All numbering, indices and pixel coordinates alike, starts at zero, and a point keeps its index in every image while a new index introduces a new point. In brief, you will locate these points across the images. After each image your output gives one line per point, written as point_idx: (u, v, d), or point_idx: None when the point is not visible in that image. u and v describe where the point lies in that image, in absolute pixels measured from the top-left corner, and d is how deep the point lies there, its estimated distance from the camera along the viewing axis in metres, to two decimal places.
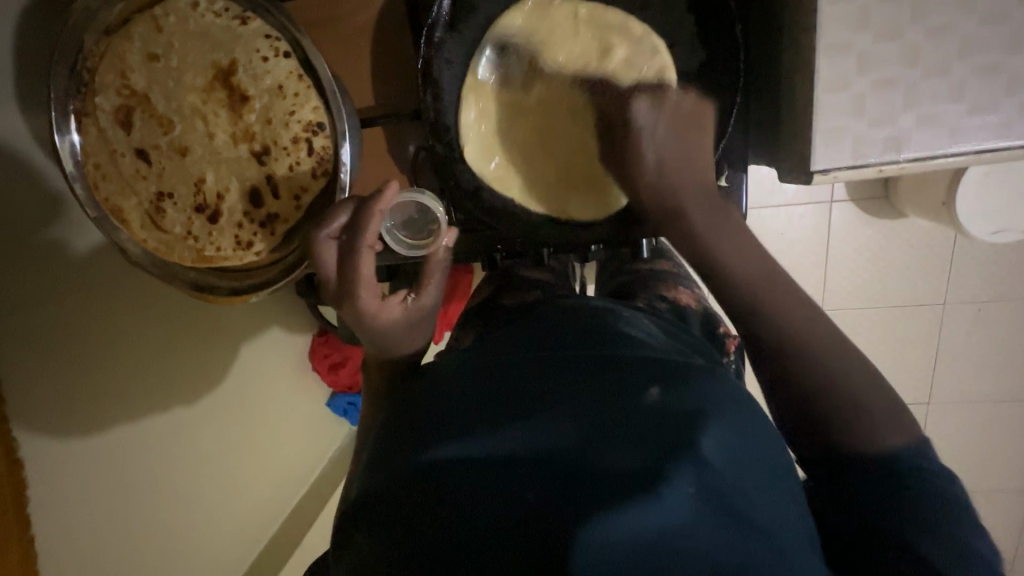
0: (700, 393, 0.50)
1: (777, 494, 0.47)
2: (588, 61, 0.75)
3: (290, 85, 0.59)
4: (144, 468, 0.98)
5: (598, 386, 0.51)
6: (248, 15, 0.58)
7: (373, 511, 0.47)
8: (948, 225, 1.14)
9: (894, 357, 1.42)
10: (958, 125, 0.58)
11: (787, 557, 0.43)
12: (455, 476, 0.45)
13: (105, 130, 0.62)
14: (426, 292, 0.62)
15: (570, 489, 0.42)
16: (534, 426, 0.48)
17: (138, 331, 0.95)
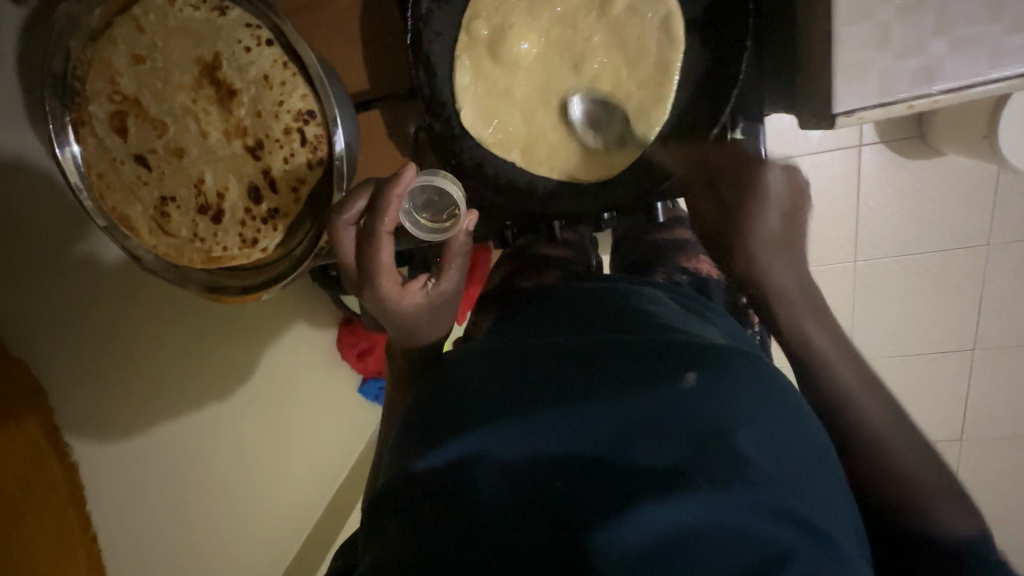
0: (737, 376, 0.47)
1: (819, 476, 0.44)
2: (586, 14, 0.71)
3: (276, 74, 0.57)
4: (191, 467, 1.01)
5: (629, 369, 0.48)
6: (226, 5, 0.57)
7: (394, 508, 0.47)
8: (991, 160, 1.05)
9: (933, 305, 1.36)
10: (998, 46, 0.52)
11: (835, 550, 0.39)
12: (479, 473, 0.44)
13: (103, 139, 0.62)
14: (447, 277, 0.60)
15: (599, 480, 0.41)
16: (563, 413, 0.46)
17: (165, 333, 0.95)
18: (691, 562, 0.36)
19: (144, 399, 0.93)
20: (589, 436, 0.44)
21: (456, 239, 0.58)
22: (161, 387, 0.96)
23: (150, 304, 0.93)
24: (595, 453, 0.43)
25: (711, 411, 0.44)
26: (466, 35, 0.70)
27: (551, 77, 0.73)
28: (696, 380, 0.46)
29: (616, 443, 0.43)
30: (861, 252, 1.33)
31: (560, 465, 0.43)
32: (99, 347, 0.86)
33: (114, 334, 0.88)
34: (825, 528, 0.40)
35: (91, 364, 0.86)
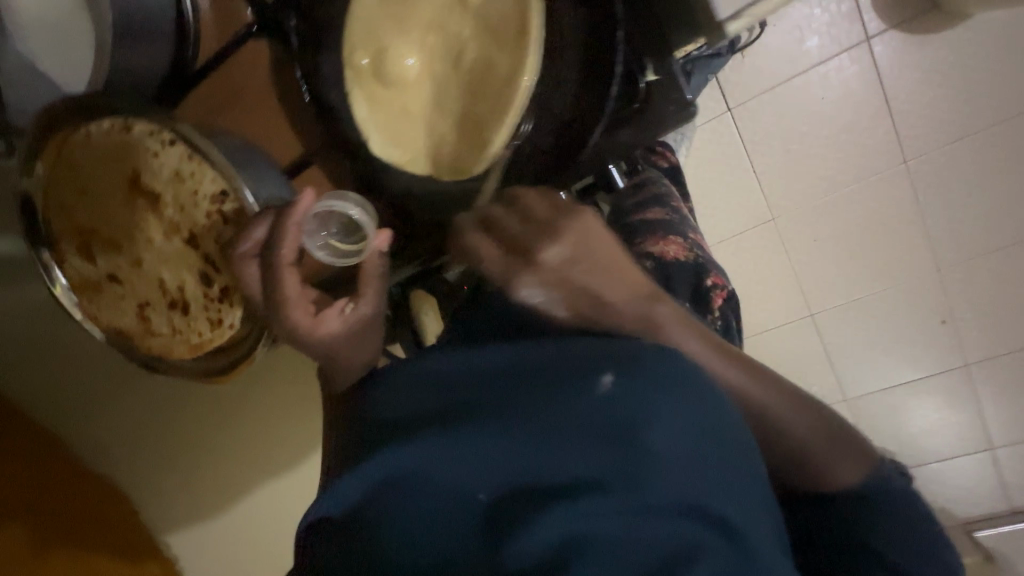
0: (654, 374, 0.48)
1: (734, 466, 0.47)
2: (451, 15, 0.77)
3: (185, 167, 0.62)
4: (254, 525, 1.13)
5: (548, 381, 0.50)
6: (129, 120, 0.62)
7: (322, 532, 0.48)
8: (858, 83, 1.72)
9: (870, 197, 1.81)
10: None
11: (737, 530, 0.44)
12: (411, 488, 0.47)
13: (79, 267, 0.69)
14: (365, 299, 0.61)
15: (519, 495, 0.45)
16: (484, 432, 0.48)
17: (204, 421, 1.05)
18: (598, 556, 0.41)
19: (202, 480, 1.07)
20: (506, 458, 0.47)
21: (369, 261, 0.60)
22: (221, 471, 1.08)
23: (182, 401, 1.03)
24: (518, 464, 0.46)
25: (630, 415, 0.46)
26: (349, 70, 0.77)
27: (441, 83, 0.79)
28: (612, 382, 0.48)
29: (539, 452, 0.46)
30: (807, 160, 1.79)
31: (484, 476, 0.47)
32: (154, 446, 1.02)
33: (161, 434, 1.02)
34: (732, 516, 0.45)
35: (154, 462, 1.03)
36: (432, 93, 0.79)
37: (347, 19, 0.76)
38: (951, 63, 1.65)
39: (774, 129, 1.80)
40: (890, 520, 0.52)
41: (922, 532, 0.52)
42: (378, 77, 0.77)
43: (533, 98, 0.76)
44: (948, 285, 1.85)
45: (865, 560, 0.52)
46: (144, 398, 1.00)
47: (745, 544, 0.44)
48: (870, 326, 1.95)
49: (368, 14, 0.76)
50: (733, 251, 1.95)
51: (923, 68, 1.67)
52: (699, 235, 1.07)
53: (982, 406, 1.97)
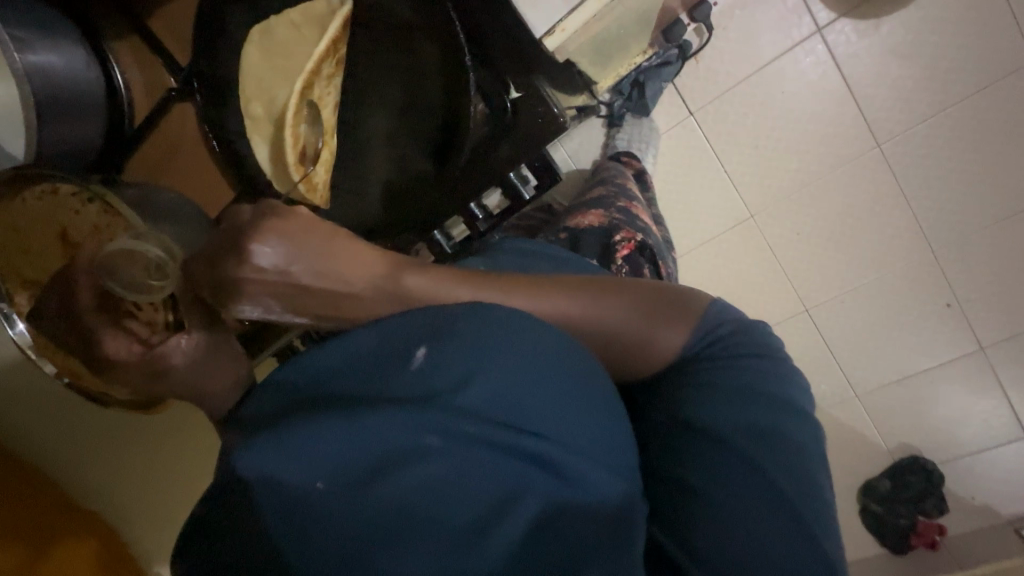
0: (469, 338, 0.48)
1: (571, 410, 0.49)
2: None
3: (104, 219, 0.70)
4: None
5: (377, 357, 0.48)
6: (55, 184, 0.71)
7: (189, 550, 0.46)
8: (817, 71, 1.69)
9: (842, 181, 1.77)
10: None
11: (573, 466, 0.47)
12: (255, 495, 0.43)
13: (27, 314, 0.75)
14: (194, 326, 0.61)
15: (366, 475, 0.44)
16: (322, 419, 0.44)
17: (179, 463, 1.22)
18: (445, 505, 0.44)
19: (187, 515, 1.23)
20: (347, 441, 0.44)
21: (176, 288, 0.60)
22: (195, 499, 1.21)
23: (142, 454, 1.19)
24: (355, 446, 0.44)
25: (457, 375, 0.47)
26: (248, 119, 0.84)
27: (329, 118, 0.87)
28: (425, 356, 0.47)
29: (374, 428, 0.44)
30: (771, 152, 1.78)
31: (325, 467, 0.44)
32: (140, 488, 1.20)
33: (146, 476, 1.20)
34: (570, 454, 0.47)
35: (145, 500, 1.20)
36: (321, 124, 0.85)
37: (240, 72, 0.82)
38: (908, 39, 1.61)
39: (738, 127, 1.77)
40: (730, 366, 0.59)
41: (749, 379, 0.58)
42: (273, 117, 0.84)
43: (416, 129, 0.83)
44: (942, 264, 1.77)
45: (704, 433, 0.56)
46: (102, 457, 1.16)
47: (578, 477, 0.47)
48: (867, 314, 1.87)
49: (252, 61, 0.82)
50: (712, 253, 1.92)
51: (881, 50, 1.64)
52: (638, 205, 1.06)
53: (1009, 392, 1.82)
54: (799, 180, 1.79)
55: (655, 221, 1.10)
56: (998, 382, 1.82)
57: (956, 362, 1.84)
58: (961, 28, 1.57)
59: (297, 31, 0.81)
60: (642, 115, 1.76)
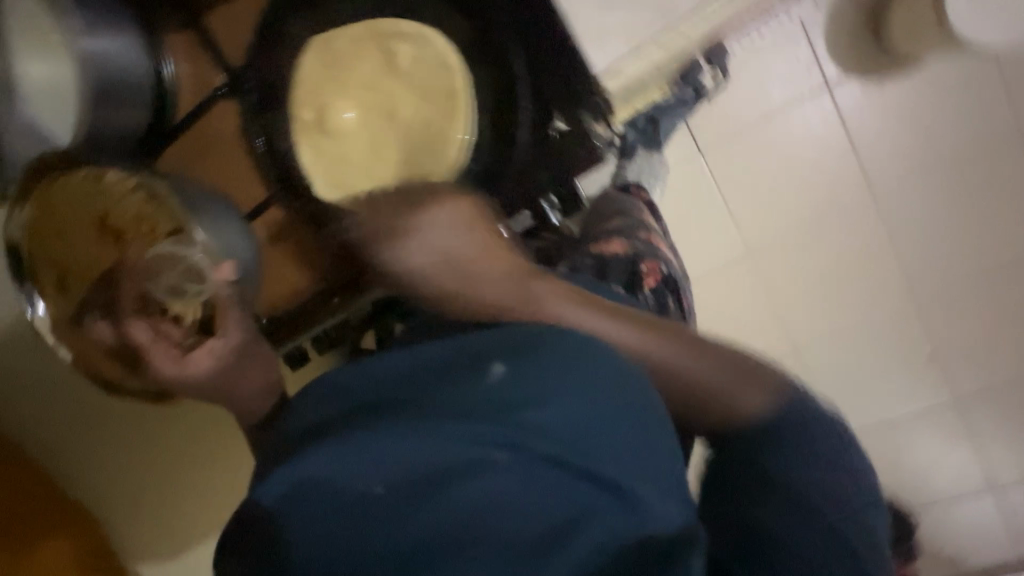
0: (531, 362, 0.53)
1: (624, 438, 0.51)
2: (381, 71, 0.90)
3: (149, 207, 0.71)
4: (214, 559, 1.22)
5: (448, 374, 0.55)
6: (103, 169, 0.71)
7: (243, 548, 0.50)
8: (821, 125, 1.76)
9: (839, 231, 1.83)
10: None
11: (629, 494, 0.48)
12: (319, 495, 0.49)
13: (54, 298, 0.76)
14: (226, 330, 0.65)
15: (422, 486, 0.48)
16: (390, 428, 0.51)
17: (167, 458, 1.18)
18: (497, 519, 0.46)
19: (167, 513, 1.19)
20: (410, 449, 0.49)
21: (220, 291, 0.68)
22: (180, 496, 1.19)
23: (131, 444, 1.17)
24: (407, 454, 0.49)
25: (508, 396, 0.52)
26: (297, 121, 0.87)
27: (376, 129, 0.91)
28: (493, 373, 0.53)
29: (426, 439, 0.50)
30: (774, 197, 1.83)
31: (381, 471, 0.49)
32: (123, 478, 1.17)
33: (132, 467, 1.17)
34: (624, 481, 0.49)
35: (128, 493, 1.17)
36: (367, 134, 0.91)
37: (296, 77, 0.86)
38: (907, 105, 1.71)
39: (745, 171, 1.82)
40: (799, 430, 0.58)
41: (820, 443, 0.58)
42: (322, 123, 0.89)
43: (454, 143, 0.88)
44: (929, 317, 1.84)
45: (769, 486, 0.56)
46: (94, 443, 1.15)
47: (634, 506, 0.48)
48: (855, 361, 1.92)
49: (310, 66, 0.87)
50: (710, 289, 1.92)
51: (883, 111, 1.73)
52: (656, 237, 1.09)
53: (979, 446, 1.90)
54: (799, 227, 1.85)
55: (671, 251, 1.13)
56: (970, 435, 1.90)
57: (934, 413, 1.91)
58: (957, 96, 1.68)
59: (360, 48, 0.88)
60: (654, 150, 1.73)
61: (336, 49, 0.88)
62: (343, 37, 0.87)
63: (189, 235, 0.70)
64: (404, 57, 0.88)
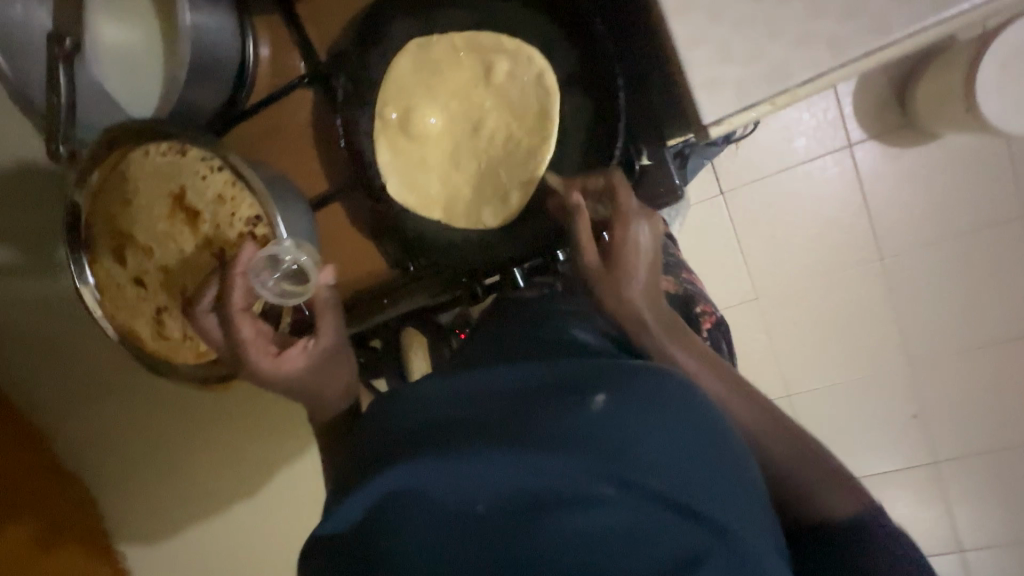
0: (640, 395, 0.56)
1: (727, 481, 0.53)
2: (474, 80, 0.88)
3: (228, 191, 0.69)
4: (204, 543, 1.20)
5: (553, 400, 0.58)
6: (184, 146, 0.70)
7: (335, 546, 0.55)
8: (841, 181, 1.83)
9: (848, 286, 1.88)
10: (830, 36, 0.58)
11: (736, 536, 0.49)
12: (422, 505, 0.53)
13: (110, 269, 0.76)
14: (323, 332, 0.66)
15: (524, 508, 0.51)
16: (496, 447, 0.54)
17: (171, 437, 1.16)
18: (605, 549, 0.47)
19: (164, 491, 1.18)
20: (515, 468, 0.52)
21: (320, 295, 0.66)
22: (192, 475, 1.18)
23: (137, 418, 1.14)
24: (507, 477, 0.52)
25: (610, 429, 0.54)
26: (379, 120, 0.87)
27: (456, 138, 0.90)
28: (601, 401, 0.55)
29: (527, 463, 0.52)
30: (789, 244, 1.88)
31: (482, 491, 0.52)
32: (123, 451, 1.15)
33: (135, 441, 1.15)
34: (732, 525, 0.50)
35: (127, 466, 1.16)
36: (447, 142, 0.91)
37: (387, 77, 0.86)
38: (924, 173, 1.79)
39: (765, 215, 1.88)
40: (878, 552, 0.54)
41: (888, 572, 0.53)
42: (403, 127, 0.88)
43: (529, 162, 0.86)
44: (920, 381, 1.90)
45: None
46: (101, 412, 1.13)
47: (744, 551, 0.48)
48: (849, 413, 1.97)
49: (402, 67, 0.86)
50: None
51: (902, 175, 1.80)
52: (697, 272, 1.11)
53: (958, 512, 1.95)
54: (810, 277, 1.90)
55: None
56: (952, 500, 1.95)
57: (918, 474, 1.96)
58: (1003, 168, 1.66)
59: (456, 55, 0.87)
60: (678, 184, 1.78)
61: (432, 49, 0.86)
62: (442, 43, 0.86)
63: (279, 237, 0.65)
64: (499, 70, 0.86)
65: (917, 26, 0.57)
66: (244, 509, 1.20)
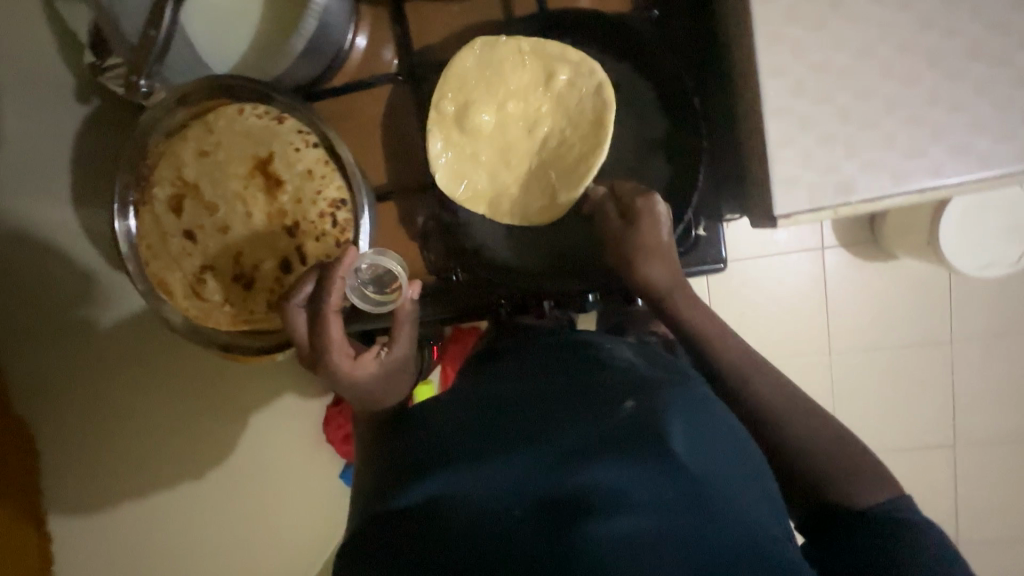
0: (670, 404, 0.59)
1: (754, 499, 0.55)
2: (536, 84, 0.87)
3: (318, 169, 0.74)
4: (151, 519, 1.09)
5: (586, 410, 0.61)
6: (284, 115, 0.75)
7: (366, 545, 0.54)
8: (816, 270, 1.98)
9: None
10: (897, 168, 0.67)
11: (766, 545, 0.50)
12: (460, 503, 0.53)
13: (158, 216, 0.76)
14: (398, 343, 0.74)
15: (567, 506, 0.50)
16: (532, 451, 0.56)
17: (140, 395, 1.08)
18: (652, 546, 0.47)
19: (124, 453, 1.07)
20: (554, 468, 0.54)
21: (403, 308, 0.72)
22: (143, 449, 1.09)
23: (103, 368, 1.06)
24: (550, 476, 0.53)
25: (647, 431, 0.56)
26: (435, 111, 0.85)
27: (511, 139, 0.88)
28: (633, 407, 0.60)
29: (570, 463, 0.53)
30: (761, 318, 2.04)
31: (526, 492, 0.53)
32: (80, 396, 1.05)
33: (94, 387, 1.05)
34: (762, 535, 0.51)
35: (78, 414, 1.05)
36: (500, 140, 0.88)
37: (449, 65, 0.84)
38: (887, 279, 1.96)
39: None
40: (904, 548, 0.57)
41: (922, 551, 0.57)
42: (461, 121, 0.86)
43: (580, 165, 0.85)
44: None
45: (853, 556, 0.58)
46: (62, 353, 1.04)
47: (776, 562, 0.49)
48: None
49: (465, 60, 0.84)
50: None
51: None
52: None
53: None
54: None
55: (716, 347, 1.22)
56: None
57: None
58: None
59: (519, 57, 0.86)
60: None
61: (498, 50, 0.85)
62: (510, 45, 0.85)
63: (371, 255, 0.73)
64: (561, 79, 0.86)
65: (976, 173, 0.65)
66: (189, 494, 1.12)
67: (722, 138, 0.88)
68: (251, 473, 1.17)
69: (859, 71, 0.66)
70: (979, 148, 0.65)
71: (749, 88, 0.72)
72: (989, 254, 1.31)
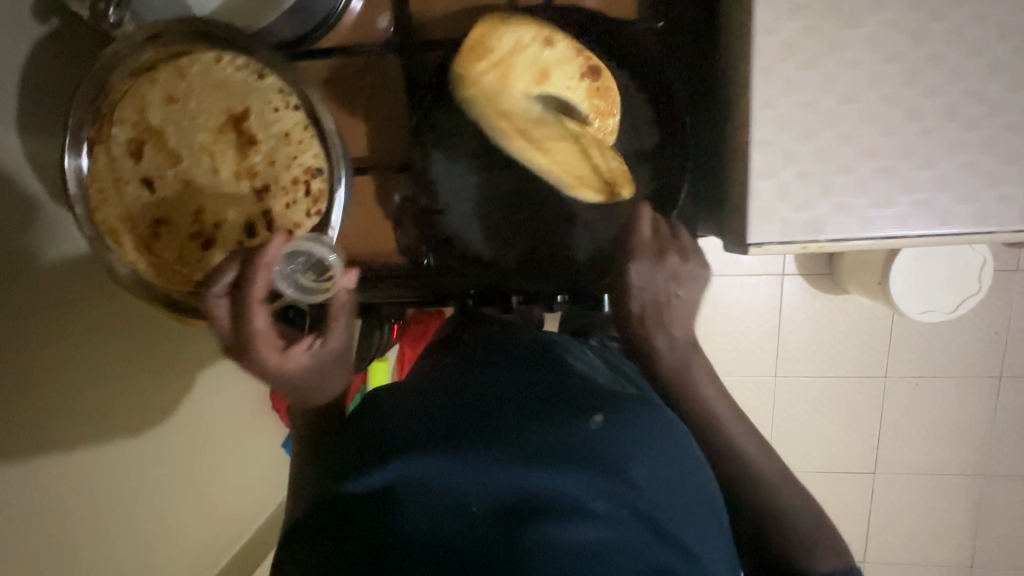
0: (639, 424, 0.60)
1: (701, 521, 0.57)
2: None
3: (296, 133, 0.72)
4: (95, 486, 0.98)
5: (552, 414, 0.60)
6: (265, 71, 0.71)
7: (318, 526, 0.53)
8: None
9: None
10: (865, 215, 0.69)
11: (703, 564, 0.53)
12: (416, 495, 0.52)
13: (115, 158, 0.72)
14: (331, 334, 0.75)
15: (525, 512, 0.51)
16: (495, 447, 0.56)
17: (94, 345, 0.97)
18: (603, 560, 0.48)
19: (74, 411, 0.94)
20: (516, 471, 0.53)
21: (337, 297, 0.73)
22: (96, 403, 0.97)
23: (59, 314, 0.91)
24: (510, 477, 0.53)
25: (611, 450, 0.57)
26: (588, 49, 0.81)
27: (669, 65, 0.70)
28: (602, 422, 0.59)
29: (531, 466, 0.53)
30: None
31: (481, 490, 0.53)
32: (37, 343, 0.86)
33: (52, 335, 0.89)
34: (702, 556, 0.54)
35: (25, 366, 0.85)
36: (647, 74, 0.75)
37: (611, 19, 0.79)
38: None
39: None
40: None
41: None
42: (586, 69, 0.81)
43: None
44: None
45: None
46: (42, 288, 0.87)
47: None
48: None
49: None
50: None
51: None
52: None
53: None
54: None
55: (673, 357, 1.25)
56: None
57: None
58: (969, 354, 1.64)
59: None
60: None
61: None
62: None
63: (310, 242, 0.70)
64: None
65: (935, 229, 0.69)
66: (132, 454, 1.05)
67: (706, 157, 0.90)
68: (194, 430, 1.17)
69: (844, 114, 0.68)
70: (940, 207, 0.68)
71: (740, 116, 0.73)
72: (931, 301, 1.38)
